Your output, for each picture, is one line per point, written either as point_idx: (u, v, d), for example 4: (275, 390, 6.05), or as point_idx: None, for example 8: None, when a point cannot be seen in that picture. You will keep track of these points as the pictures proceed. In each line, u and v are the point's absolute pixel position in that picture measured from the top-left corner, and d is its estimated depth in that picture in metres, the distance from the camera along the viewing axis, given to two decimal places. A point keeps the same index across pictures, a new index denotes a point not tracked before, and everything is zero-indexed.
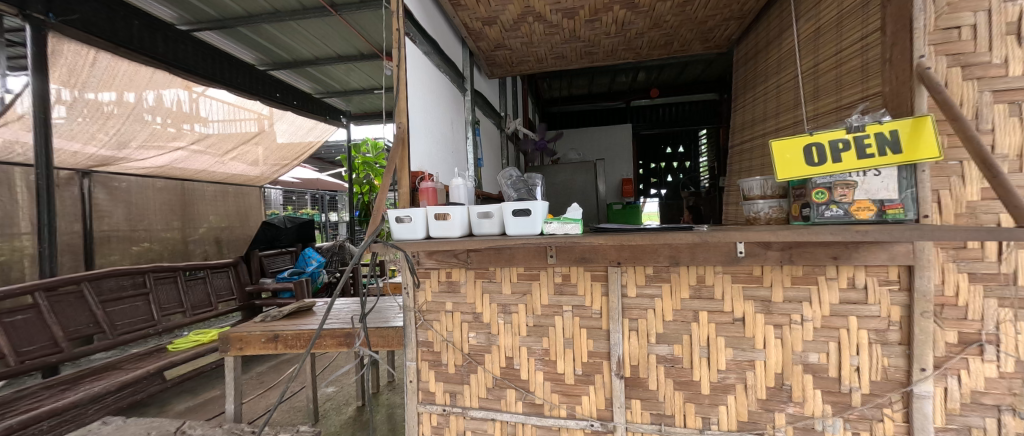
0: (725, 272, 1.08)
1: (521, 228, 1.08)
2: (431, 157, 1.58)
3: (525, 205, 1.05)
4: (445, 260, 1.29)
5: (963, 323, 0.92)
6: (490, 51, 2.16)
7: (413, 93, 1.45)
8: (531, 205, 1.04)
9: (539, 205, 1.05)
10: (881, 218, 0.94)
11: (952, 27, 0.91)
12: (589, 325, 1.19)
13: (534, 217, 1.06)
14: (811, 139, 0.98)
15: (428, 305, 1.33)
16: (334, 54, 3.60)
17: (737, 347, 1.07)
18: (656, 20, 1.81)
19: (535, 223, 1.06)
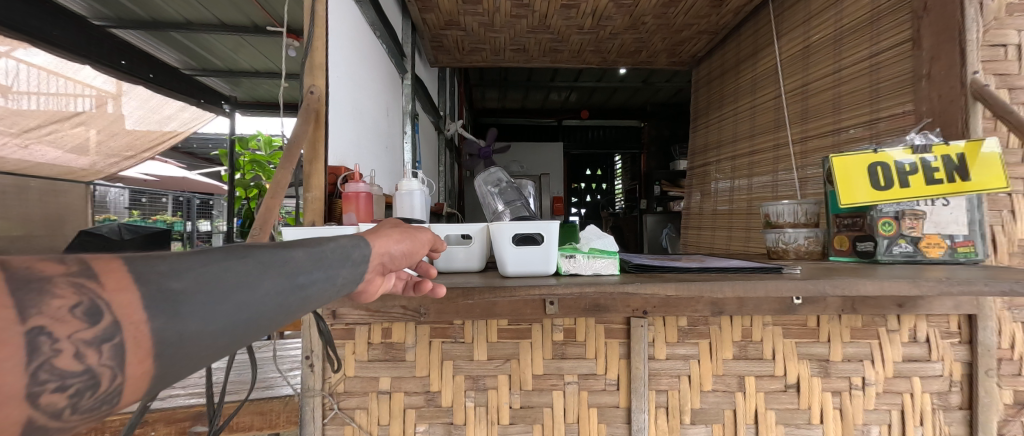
0: (775, 324, 0.83)
1: (522, 265, 0.67)
2: (358, 150, 1.07)
3: (533, 228, 0.65)
4: (381, 313, 0.79)
5: (1018, 380, 0.81)
6: (437, 29, 1.71)
7: (336, 47, 0.94)
8: (543, 227, 0.65)
9: (554, 229, 0.65)
10: (953, 257, 0.78)
11: (998, 44, 0.83)
12: (602, 403, 0.83)
13: (547, 247, 0.66)
14: (876, 157, 0.80)
15: (347, 385, 0.81)
16: (216, 20, 2.57)
17: (789, 423, 0.83)
18: (634, 20, 1.58)
19: (548, 257, 0.67)
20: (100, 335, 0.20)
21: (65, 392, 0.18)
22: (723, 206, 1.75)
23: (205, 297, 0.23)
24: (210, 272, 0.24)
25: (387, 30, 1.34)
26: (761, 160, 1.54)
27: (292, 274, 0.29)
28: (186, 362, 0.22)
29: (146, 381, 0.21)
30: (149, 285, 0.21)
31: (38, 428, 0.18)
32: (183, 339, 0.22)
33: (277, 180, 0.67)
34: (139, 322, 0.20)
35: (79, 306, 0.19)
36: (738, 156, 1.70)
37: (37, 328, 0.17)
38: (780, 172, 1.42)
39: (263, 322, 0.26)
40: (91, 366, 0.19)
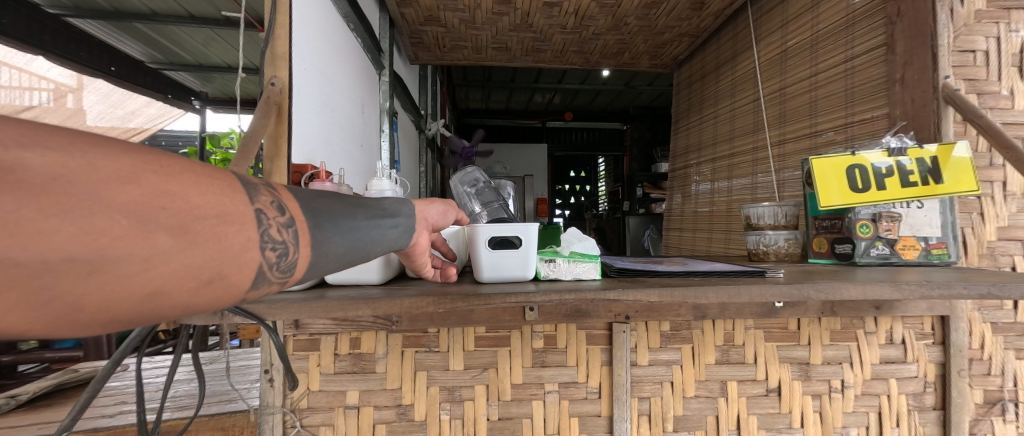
0: (757, 327, 0.82)
1: (500, 271, 0.63)
2: (328, 147, 1.01)
3: (510, 231, 0.61)
4: (349, 321, 0.74)
5: (987, 380, 0.83)
6: (417, 25, 1.66)
7: (303, 37, 0.88)
8: (522, 230, 0.61)
9: (533, 231, 0.62)
10: (927, 259, 0.79)
11: (968, 50, 0.85)
12: (583, 412, 0.80)
13: (525, 251, 0.62)
14: (853, 159, 0.80)
15: (311, 400, 0.75)
16: (185, 13, 2.37)
17: (770, 428, 0.81)
18: (617, 21, 1.57)
19: (527, 261, 0.63)
20: (286, 223, 0.34)
21: (273, 252, 0.32)
22: (703, 207, 1.76)
23: (329, 218, 0.39)
24: (330, 206, 0.41)
25: (363, 23, 1.29)
26: (740, 163, 1.56)
27: (373, 216, 0.45)
28: (327, 253, 0.38)
29: (305, 264, 0.36)
30: (305, 206, 0.38)
31: (262, 274, 0.32)
32: (322, 241, 0.38)
33: None
34: (301, 221, 0.36)
35: (273, 203, 0.34)
36: (718, 158, 1.71)
37: (258, 210, 0.32)
38: (759, 174, 1.43)
39: (361, 242, 0.42)
40: (285, 240, 0.33)
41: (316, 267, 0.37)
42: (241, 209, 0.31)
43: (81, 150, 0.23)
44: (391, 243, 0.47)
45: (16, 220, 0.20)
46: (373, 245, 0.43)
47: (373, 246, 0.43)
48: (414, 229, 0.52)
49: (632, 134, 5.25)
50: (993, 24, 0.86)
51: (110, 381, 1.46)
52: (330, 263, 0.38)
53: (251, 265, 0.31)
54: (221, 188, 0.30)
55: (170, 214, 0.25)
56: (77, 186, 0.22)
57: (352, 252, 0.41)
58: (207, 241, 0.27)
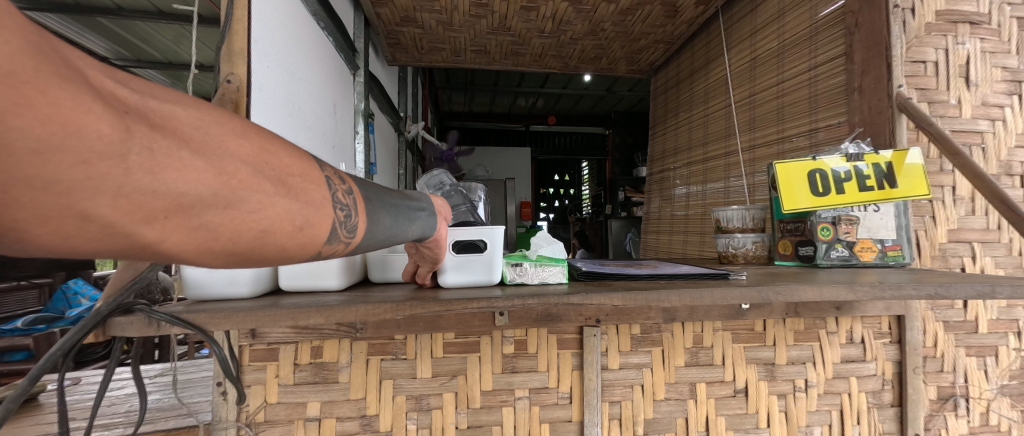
0: (725, 329, 0.83)
1: (464, 274, 0.62)
2: (295, 147, 0.98)
3: (475, 234, 0.61)
4: (310, 330, 0.71)
5: (940, 376, 0.86)
6: (394, 25, 1.63)
7: (266, 34, 0.84)
8: (487, 233, 0.61)
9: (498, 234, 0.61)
10: (882, 261, 0.82)
11: (919, 60, 0.89)
12: (554, 417, 0.79)
13: (490, 254, 0.62)
14: (814, 164, 0.82)
15: (268, 413, 0.71)
16: (152, 8, 2.25)
17: (738, 429, 0.82)
18: (594, 26, 1.58)
19: (492, 266, 0.62)
20: (347, 190, 0.40)
21: (341, 213, 0.38)
22: (679, 211, 1.79)
23: (377, 196, 0.45)
24: (375, 187, 0.47)
25: (334, 22, 1.26)
26: (714, 167, 1.59)
27: (409, 199, 0.51)
28: (377, 222, 0.43)
29: (363, 228, 0.41)
30: (358, 182, 0.44)
31: (333, 231, 0.37)
32: (374, 212, 0.43)
33: None
34: (357, 192, 0.42)
35: (335, 174, 0.40)
36: (693, 162, 1.75)
37: (326, 176, 0.39)
38: (731, 178, 1.46)
39: (402, 217, 0.47)
40: (348, 203, 0.39)
41: (371, 234, 0.42)
42: (314, 173, 0.37)
43: (212, 115, 0.30)
44: (427, 228, 0.51)
45: (179, 158, 0.25)
46: (413, 224, 0.48)
47: (414, 224, 0.48)
48: (437, 215, 0.54)
49: (614, 139, 5.32)
50: (942, 36, 0.90)
51: (50, 398, 1.35)
52: (379, 233, 0.43)
53: (327, 219, 0.36)
54: (298, 156, 0.37)
55: (271, 167, 0.32)
56: (212, 139, 0.28)
57: (395, 226, 0.46)
58: (300, 194, 0.34)
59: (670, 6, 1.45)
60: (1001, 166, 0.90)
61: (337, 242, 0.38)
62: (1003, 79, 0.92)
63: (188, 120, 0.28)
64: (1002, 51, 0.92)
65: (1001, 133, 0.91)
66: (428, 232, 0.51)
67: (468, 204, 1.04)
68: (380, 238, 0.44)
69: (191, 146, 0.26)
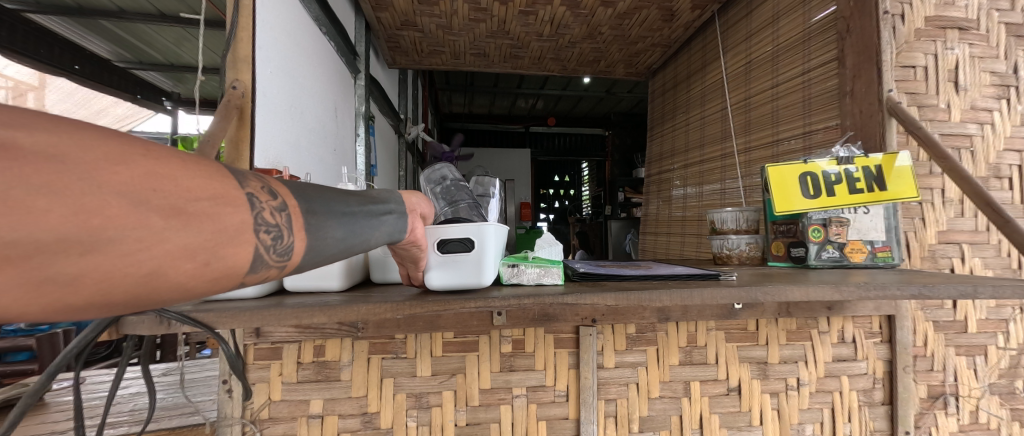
0: (718, 329, 0.84)
1: (451, 276, 0.59)
2: (295, 151, 0.99)
3: (460, 233, 0.57)
4: (312, 329, 0.72)
5: (931, 375, 0.88)
6: (393, 29, 1.65)
7: (268, 40, 0.86)
8: (474, 232, 0.58)
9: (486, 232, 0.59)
10: (872, 262, 0.84)
11: (909, 65, 0.91)
12: (551, 415, 0.81)
13: (479, 254, 0.59)
14: (804, 167, 0.84)
15: (272, 410, 0.73)
16: (155, 11, 2.27)
17: (731, 426, 0.84)
18: (591, 30, 1.60)
19: (481, 266, 0.60)
20: (278, 207, 0.33)
21: (269, 236, 0.32)
22: (677, 212, 1.80)
23: (323, 205, 0.39)
24: (322, 194, 0.40)
25: (335, 27, 1.28)
26: (711, 169, 1.60)
27: (367, 203, 0.44)
28: (323, 237, 0.37)
29: (302, 248, 0.35)
30: (296, 192, 0.37)
31: (259, 258, 0.31)
32: (317, 228, 0.36)
33: None
34: (294, 206, 0.35)
35: (264, 187, 0.33)
36: (690, 164, 1.76)
37: (250, 193, 0.31)
38: (727, 180, 1.48)
39: (357, 227, 0.40)
40: (278, 223, 0.32)
41: (316, 252, 0.36)
42: (230, 192, 0.30)
43: (80, 138, 0.23)
44: (394, 230, 0.45)
45: (11, 199, 0.19)
46: (372, 231, 0.42)
47: (374, 232, 0.42)
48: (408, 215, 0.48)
49: (614, 140, 5.33)
50: (931, 42, 0.92)
51: (58, 396, 1.37)
52: (327, 252, 0.37)
53: (247, 247, 0.30)
54: (211, 173, 0.29)
55: (162, 195, 0.24)
56: (73, 168, 0.22)
57: (350, 238, 0.39)
58: (206, 222, 0.27)
59: (667, 10, 1.47)
60: (990, 169, 0.92)
61: (267, 269, 0.32)
62: (992, 83, 0.93)
63: (37, 146, 0.21)
64: (990, 56, 0.94)
65: (990, 137, 0.93)
66: (393, 237, 0.45)
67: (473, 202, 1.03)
68: (329, 254, 0.38)
69: (34, 179, 0.20)
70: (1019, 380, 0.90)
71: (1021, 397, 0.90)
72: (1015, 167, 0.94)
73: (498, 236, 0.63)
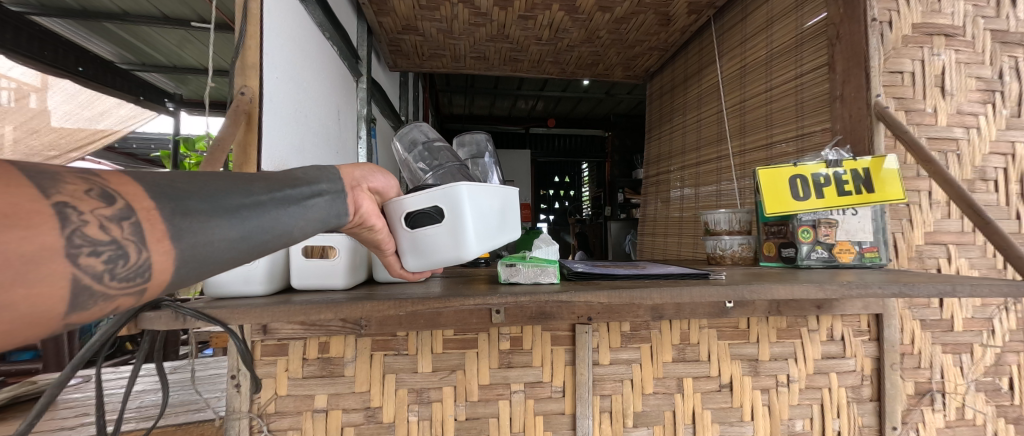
0: (710, 327, 0.87)
1: (427, 251, 0.57)
2: (299, 153, 1.02)
3: (426, 202, 0.55)
4: (318, 326, 0.75)
5: (918, 372, 0.90)
6: (395, 33, 1.67)
7: (273, 46, 0.88)
8: (442, 197, 0.54)
9: (457, 196, 0.54)
10: (860, 262, 0.86)
11: (896, 71, 0.93)
12: (548, 410, 0.83)
13: (450, 222, 0.55)
14: (794, 169, 0.87)
15: (278, 405, 0.76)
16: (159, 15, 2.29)
17: (724, 422, 0.87)
18: (590, 34, 1.63)
19: (458, 237, 0.55)
20: (116, 216, 0.26)
21: (99, 258, 0.25)
22: (674, 213, 1.83)
23: (205, 200, 0.31)
24: (206, 183, 0.32)
25: (338, 31, 1.30)
26: (707, 170, 1.62)
27: (274, 190, 0.38)
28: (207, 239, 0.30)
29: (170, 261, 0.28)
30: (155, 188, 0.29)
31: (90, 287, 0.25)
32: (193, 234, 0.29)
33: None
34: (148, 209, 0.28)
35: (91, 191, 0.26)
36: (687, 166, 1.79)
37: (60, 203, 0.24)
38: (723, 182, 1.51)
39: (260, 224, 0.34)
40: (116, 238, 0.26)
41: (197, 262, 0.30)
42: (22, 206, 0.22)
43: None
44: (321, 216, 0.41)
45: None
46: (283, 223, 0.37)
47: (284, 225, 0.37)
48: (339, 199, 0.44)
49: (614, 141, 5.35)
50: (918, 48, 0.94)
51: (69, 393, 1.40)
52: (217, 257, 0.31)
53: (60, 282, 0.23)
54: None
55: None
56: None
57: (249, 237, 0.33)
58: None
59: (664, 15, 1.49)
60: (976, 172, 0.95)
61: (113, 295, 0.26)
62: (978, 88, 0.96)
63: None
64: (976, 62, 0.97)
65: (975, 140, 0.95)
66: (316, 226, 0.41)
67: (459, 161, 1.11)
68: (221, 260, 0.32)
69: None
70: (1004, 377, 0.93)
71: (1005, 394, 0.93)
72: (1000, 170, 0.96)
73: (478, 206, 0.58)
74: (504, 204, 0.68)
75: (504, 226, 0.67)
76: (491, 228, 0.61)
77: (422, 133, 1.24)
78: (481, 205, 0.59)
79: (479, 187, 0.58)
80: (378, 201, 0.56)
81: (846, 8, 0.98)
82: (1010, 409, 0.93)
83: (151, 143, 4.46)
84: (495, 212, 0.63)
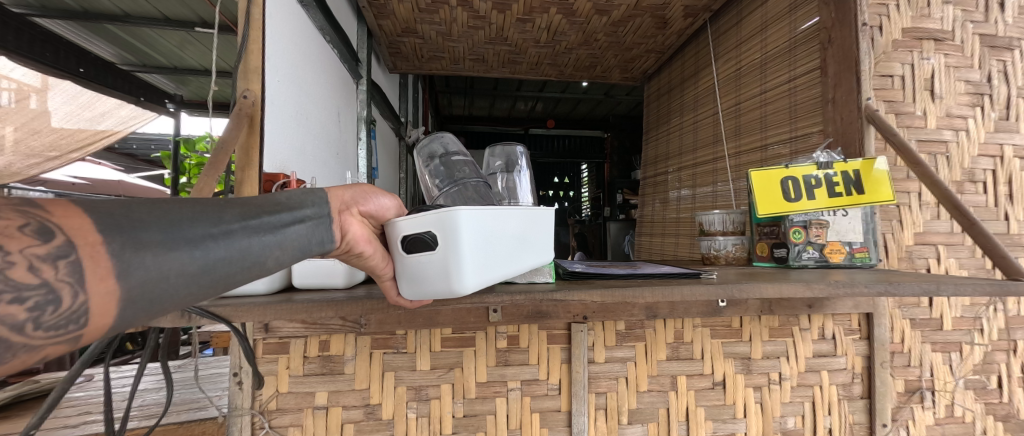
0: (704, 326, 0.88)
1: (418, 285, 0.45)
2: (300, 155, 1.03)
3: (421, 225, 0.43)
4: (319, 324, 0.77)
5: (907, 371, 0.92)
6: (395, 36, 1.69)
7: (275, 50, 0.90)
8: (437, 223, 0.42)
9: (454, 222, 0.41)
10: (851, 262, 0.88)
11: (887, 74, 0.95)
12: (544, 407, 0.85)
13: (445, 253, 0.42)
14: (785, 172, 0.88)
15: (279, 402, 0.77)
16: (160, 16, 2.29)
17: (716, 419, 0.88)
18: (588, 36, 1.64)
19: (453, 273, 0.43)
20: (52, 254, 0.21)
21: (23, 305, 0.20)
22: (671, 213, 1.85)
23: (162, 230, 0.25)
24: (170, 207, 0.26)
25: (339, 34, 1.31)
26: (703, 172, 1.64)
27: (250, 216, 0.32)
28: (162, 277, 0.24)
29: (113, 303, 0.23)
30: (105, 217, 0.24)
31: (3, 342, 0.20)
32: (147, 269, 0.24)
33: (199, 188, 0.63)
34: (94, 243, 0.23)
35: (27, 226, 0.21)
36: (684, 167, 1.81)
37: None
38: (719, 183, 1.52)
39: (227, 256, 0.28)
40: (47, 280, 0.21)
41: (147, 300, 0.24)
42: None
43: None
44: (301, 244, 0.35)
45: None
46: (261, 254, 0.31)
47: (257, 257, 0.30)
48: (326, 223, 0.39)
49: (612, 142, 5.37)
50: (908, 52, 0.96)
51: (74, 391, 1.42)
52: (174, 298, 0.25)
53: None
54: None
55: None
56: None
57: (212, 271, 0.27)
58: None
59: (660, 19, 1.51)
60: (965, 173, 0.96)
61: (33, 350, 0.21)
62: (967, 91, 0.98)
63: None
64: (965, 66, 0.98)
65: (965, 143, 0.97)
66: (292, 255, 0.34)
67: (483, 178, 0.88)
68: (176, 300, 0.26)
69: None
70: (992, 375, 0.94)
71: (993, 391, 0.94)
72: (988, 172, 0.98)
73: (483, 233, 0.45)
74: (520, 228, 0.55)
75: (519, 254, 0.54)
76: (501, 258, 0.48)
77: (443, 145, 1.02)
78: (488, 232, 0.46)
79: (487, 210, 0.46)
80: (373, 225, 0.51)
81: (838, 13, 1.00)
82: (998, 406, 0.95)
83: (151, 144, 4.49)
84: (506, 239, 0.50)
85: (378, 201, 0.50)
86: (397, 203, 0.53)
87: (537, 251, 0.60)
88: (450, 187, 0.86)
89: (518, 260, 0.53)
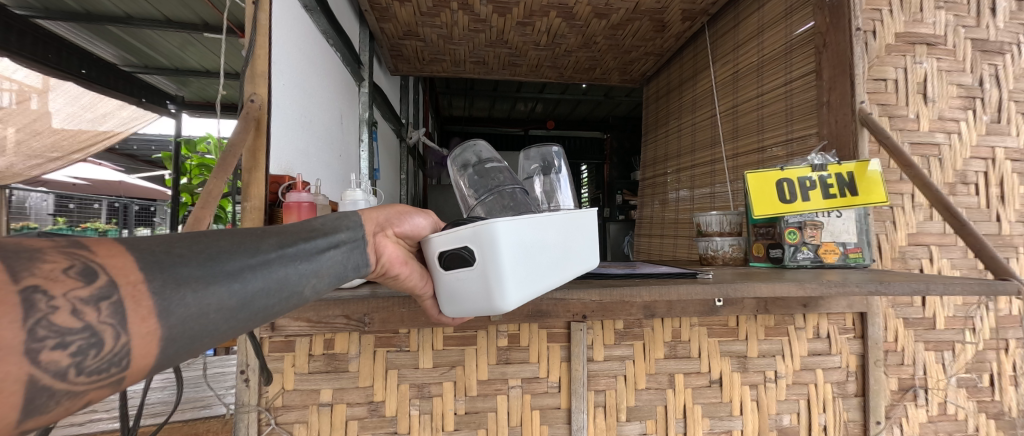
0: (701, 325, 0.90)
1: (461, 299, 0.47)
2: (304, 157, 1.05)
3: (458, 241, 0.45)
4: (323, 323, 0.79)
5: (901, 369, 0.93)
6: (396, 38, 1.71)
7: (280, 55, 0.91)
8: (472, 238, 0.43)
9: (490, 236, 0.42)
10: (845, 262, 0.90)
11: (880, 78, 0.97)
12: (544, 405, 0.87)
13: (482, 267, 0.44)
14: (782, 173, 0.90)
15: (286, 399, 0.79)
16: (161, 17, 2.30)
17: (713, 416, 0.90)
18: (587, 39, 1.66)
19: (491, 287, 0.44)
20: (95, 296, 0.22)
21: (66, 351, 0.21)
22: (669, 214, 1.87)
23: (201, 264, 0.26)
24: (211, 243, 0.28)
25: (342, 38, 1.33)
26: (701, 173, 1.66)
27: (288, 244, 0.34)
28: (203, 315, 0.25)
29: (154, 342, 0.23)
30: (148, 256, 0.25)
31: (47, 389, 0.20)
32: (186, 307, 0.25)
33: (208, 189, 0.63)
34: (134, 283, 0.23)
35: (72, 268, 0.22)
36: (682, 168, 1.82)
37: (31, 287, 0.20)
38: (716, 185, 1.54)
39: (265, 287, 0.30)
40: (90, 324, 0.22)
41: (187, 338, 0.25)
42: None
43: None
44: (336, 270, 0.39)
45: None
46: (298, 283, 0.33)
47: (294, 286, 0.33)
48: (356, 248, 0.42)
49: (611, 143, 5.39)
50: (901, 56, 0.98)
51: None
52: (213, 335, 0.26)
53: (11, 386, 0.18)
54: None
55: None
56: None
57: (247, 306, 0.28)
58: None
59: (658, 22, 1.53)
60: (957, 175, 0.98)
61: (77, 395, 0.22)
62: (959, 95, 1.00)
63: None
64: (957, 69, 1.00)
65: (957, 145, 0.99)
66: (328, 282, 0.37)
67: (519, 185, 0.86)
68: (215, 335, 0.27)
69: None
70: (984, 374, 0.96)
71: (984, 390, 0.96)
72: (981, 174, 1.00)
73: (521, 245, 0.46)
74: (558, 238, 0.55)
75: (558, 265, 0.54)
76: (538, 271, 0.49)
77: (475, 153, 0.98)
78: (526, 243, 0.47)
79: (523, 221, 0.46)
80: (409, 243, 0.55)
81: (832, 18, 1.02)
82: (991, 405, 0.96)
83: (152, 145, 4.51)
84: (545, 250, 0.51)
85: (413, 220, 0.55)
86: (429, 222, 0.58)
87: (577, 259, 0.60)
88: (486, 196, 0.85)
89: (557, 270, 0.54)
